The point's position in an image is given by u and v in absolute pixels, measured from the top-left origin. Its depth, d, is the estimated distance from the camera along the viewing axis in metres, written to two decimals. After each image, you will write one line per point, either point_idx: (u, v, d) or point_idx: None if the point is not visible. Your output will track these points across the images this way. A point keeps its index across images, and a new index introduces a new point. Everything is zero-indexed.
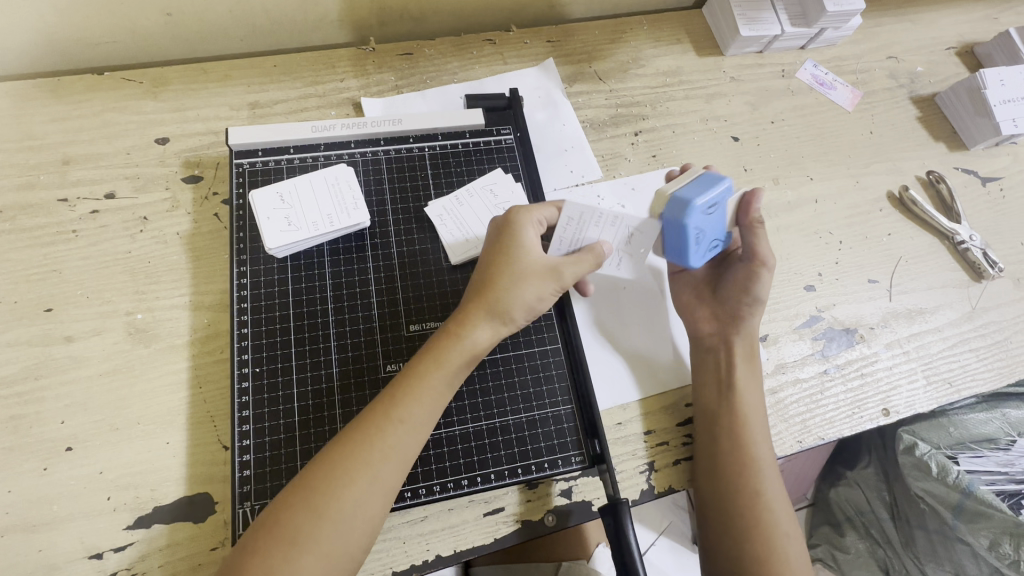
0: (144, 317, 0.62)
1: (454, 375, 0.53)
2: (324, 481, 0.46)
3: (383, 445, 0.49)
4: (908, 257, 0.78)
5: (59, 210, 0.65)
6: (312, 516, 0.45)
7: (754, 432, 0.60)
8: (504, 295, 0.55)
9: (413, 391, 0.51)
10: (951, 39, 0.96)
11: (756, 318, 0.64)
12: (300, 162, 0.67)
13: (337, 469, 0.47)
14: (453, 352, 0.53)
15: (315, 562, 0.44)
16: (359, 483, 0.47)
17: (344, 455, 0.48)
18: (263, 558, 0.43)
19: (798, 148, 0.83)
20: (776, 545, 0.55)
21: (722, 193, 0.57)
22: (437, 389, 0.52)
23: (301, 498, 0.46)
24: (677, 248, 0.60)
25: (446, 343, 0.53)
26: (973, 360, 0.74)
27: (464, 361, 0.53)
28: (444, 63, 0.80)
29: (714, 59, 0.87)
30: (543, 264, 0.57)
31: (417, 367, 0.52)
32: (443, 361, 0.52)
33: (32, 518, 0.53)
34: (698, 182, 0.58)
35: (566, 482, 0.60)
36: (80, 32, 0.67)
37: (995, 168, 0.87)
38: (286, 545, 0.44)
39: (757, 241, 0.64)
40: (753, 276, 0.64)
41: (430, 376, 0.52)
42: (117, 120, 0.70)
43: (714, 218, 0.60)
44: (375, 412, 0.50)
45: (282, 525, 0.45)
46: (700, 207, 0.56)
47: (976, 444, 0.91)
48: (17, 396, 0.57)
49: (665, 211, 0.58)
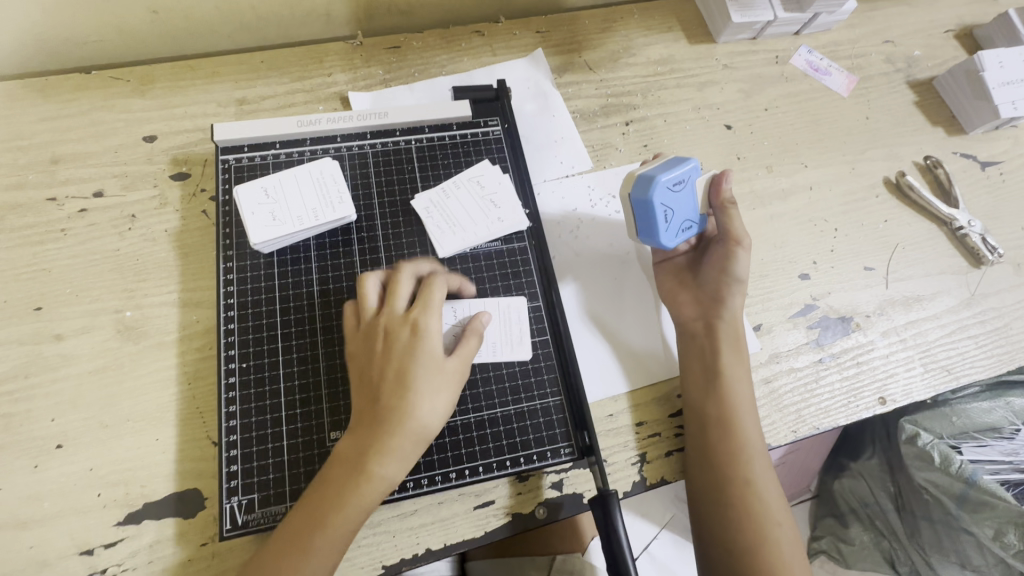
0: (133, 315, 0.62)
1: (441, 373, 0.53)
2: (332, 487, 0.49)
3: (382, 450, 0.50)
4: (905, 245, 0.77)
5: (48, 210, 0.65)
6: (323, 523, 0.49)
7: (745, 419, 0.59)
8: (427, 333, 0.54)
9: (367, 432, 0.51)
10: (949, 22, 0.94)
11: (737, 299, 0.64)
12: (286, 157, 0.67)
13: (344, 474, 0.50)
14: (434, 352, 0.53)
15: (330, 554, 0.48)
16: (338, 520, 0.49)
17: (348, 462, 0.50)
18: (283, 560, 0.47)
19: (792, 135, 0.82)
20: (769, 535, 0.54)
21: (687, 171, 0.62)
22: (390, 428, 0.51)
23: (312, 506, 0.49)
24: (648, 228, 0.63)
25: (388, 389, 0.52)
26: (972, 347, 0.72)
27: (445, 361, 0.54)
28: (432, 55, 0.79)
29: (707, 46, 0.86)
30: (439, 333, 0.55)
31: (406, 370, 0.52)
32: (392, 400, 0.52)
33: (23, 515, 0.53)
34: (664, 165, 0.63)
35: (557, 474, 0.60)
36: (66, 31, 0.67)
37: (995, 151, 0.85)
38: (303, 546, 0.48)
39: (732, 221, 0.66)
40: (730, 255, 0.64)
41: (421, 379, 0.52)
42: (105, 118, 0.70)
43: (684, 197, 0.63)
44: (370, 419, 0.51)
45: (299, 532, 0.48)
46: (665, 183, 0.61)
47: (980, 434, 0.89)
48: (8, 393, 0.57)
49: (632, 190, 0.62)
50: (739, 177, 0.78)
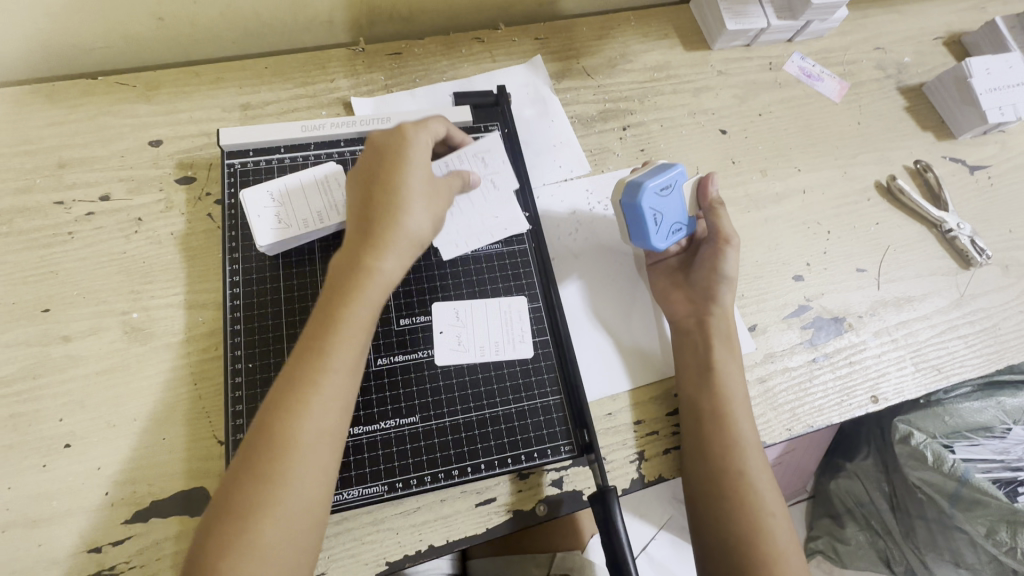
0: (140, 316, 0.63)
1: (371, 309, 0.52)
2: (268, 450, 0.46)
3: (316, 400, 0.48)
4: (896, 246, 0.79)
5: (55, 213, 0.66)
6: (270, 487, 0.45)
7: (739, 413, 0.60)
8: (396, 221, 0.54)
9: (327, 340, 0.49)
10: (938, 29, 0.96)
11: (728, 296, 0.65)
12: (291, 162, 0.68)
13: (277, 434, 0.46)
14: (366, 286, 0.52)
15: (280, 528, 0.45)
16: (304, 441, 0.47)
17: (278, 419, 0.47)
18: (225, 537, 0.44)
19: (786, 140, 0.84)
20: (764, 524, 0.55)
21: (674, 176, 0.64)
22: (354, 333, 0.51)
23: (250, 469, 0.46)
24: (639, 232, 0.64)
25: (350, 286, 0.52)
26: (962, 347, 0.74)
27: (380, 293, 0.53)
28: (433, 61, 0.81)
29: (702, 53, 0.88)
30: (424, 188, 0.57)
31: (334, 312, 0.50)
32: (353, 299, 0.51)
33: (32, 514, 0.54)
34: (652, 171, 0.65)
35: (557, 472, 0.61)
36: (73, 37, 0.68)
37: (983, 156, 0.87)
38: (244, 520, 0.44)
39: (720, 221, 0.68)
40: (719, 254, 0.66)
41: (349, 319, 0.50)
42: (112, 123, 0.71)
43: (673, 201, 0.65)
44: (295, 372, 0.48)
45: (240, 501, 0.45)
46: (652, 188, 0.63)
47: (972, 433, 0.91)
48: (16, 394, 0.58)
49: (623, 196, 0.65)
50: (734, 181, 0.80)
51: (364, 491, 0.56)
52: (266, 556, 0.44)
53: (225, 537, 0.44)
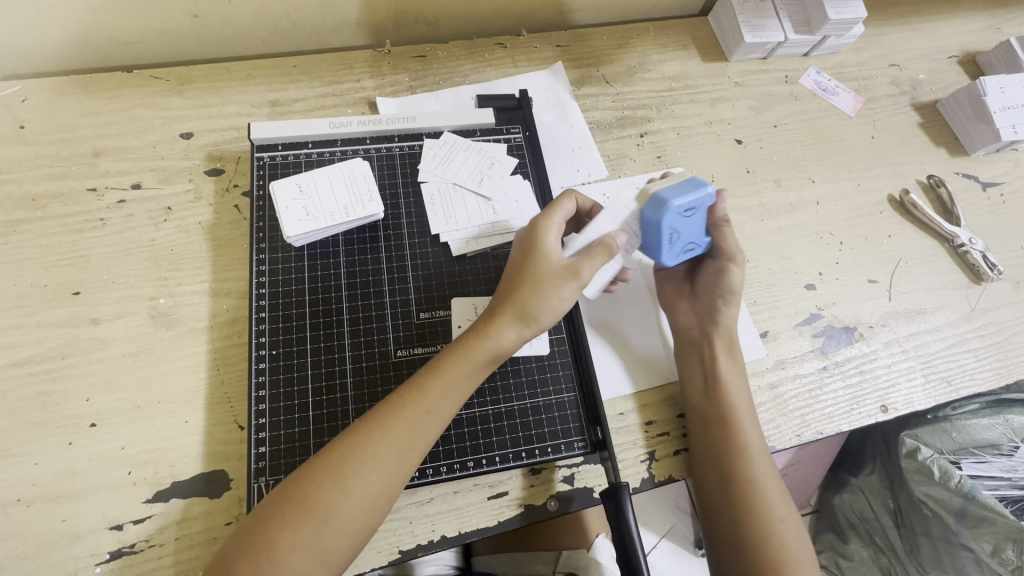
0: (166, 302, 0.64)
1: (477, 374, 0.54)
2: (349, 462, 0.48)
3: (410, 437, 0.50)
4: (908, 259, 0.80)
5: (88, 199, 0.68)
6: (339, 493, 0.47)
7: (745, 422, 0.61)
8: (526, 292, 0.56)
9: (438, 382, 0.52)
10: (953, 48, 0.97)
11: (732, 310, 0.66)
12: (317, 157, 0.70)
13: (361, 452, 0.48)
14: (480, 348, 0.54)
15: (337, 531, 0.46)
16: (382, 464, 0.48)
17: (367, 439, 0.49)
18: (290, 530, 0.45)
19: (800, 151, 0.85)
20: (773, 529, 0.56)
21: (701, 198, 0.60)
22: (462, 384, 0.53)
23: (330, 475, 0.47)
24: (652, 246, 0.63)
25: (473, 340, 0.54)
26: (972, 360, 0.75)
27: (488, 359, 0.54)
28: (457, 65, 0.83)
29: (719, 65, 0.89)
30: (556, 269, 0.57)
31: (443, 360, 0.54)
32: (468, 354, 0.54)
33: (58, 489, 0.55)
34: (678, 185, 0.61)
35: (569, 468, 0.62)
36: (112, 32, 0.70)
37: (996, 173, 0.88)
38: (311, 518, 0.46)
39: (726, 241, 0.66)
40: (723, 272, 0.66)
41: (456, 372, 0.53)
42: (145, 115, 0.73)
43: (692, 221, 0.63)
44: (393, 403, 0.51)
45: (310, 499, 0.46)
46: (677, 208, 0.59)
47: (979, 450, 0.91)
48: (45, 372, 0.60)
49: (644, 207, 0.60)
50: (748, 190, 0.81)
51: None
52: (319, 554, 0.45)
53: (287, 528, 0.45)
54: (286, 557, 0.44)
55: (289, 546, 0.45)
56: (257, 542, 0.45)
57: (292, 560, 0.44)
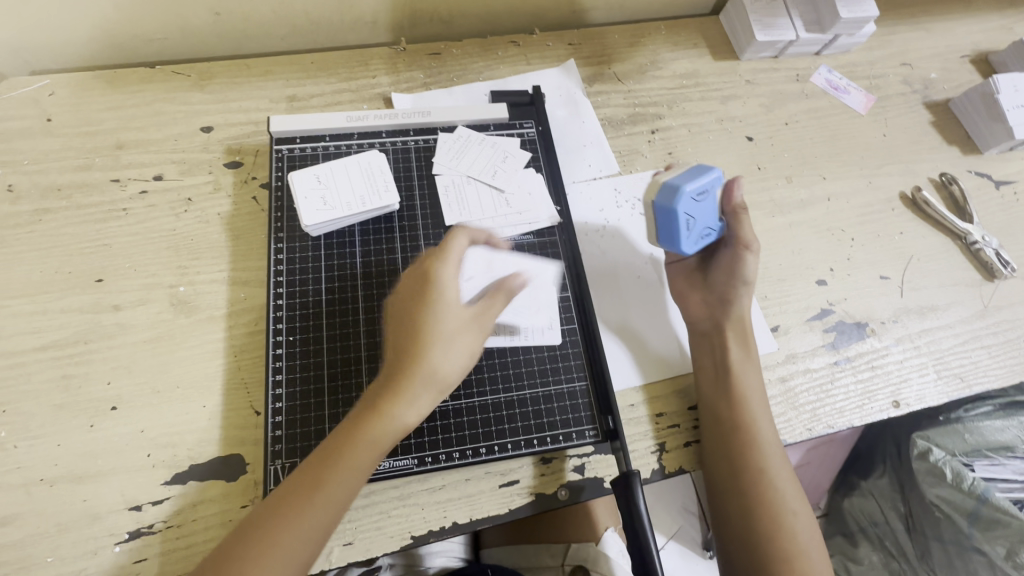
0: (186, 290, 0.66)
1: (428, 398, 0.52)
2: (301, 493, 0.48)
3: (358, 467, 0.49)
4: (920, 256, 0.80)
5: (111, 190, 0.70)
6: (289, 526, 0.47)
7: (757, 413, 0.61)
8: (444, 340, 0.53)
9: (386, 408, 0.51)
10: (966, 47, 0.97)
11: (744, 300, 0.66)
12: (334, 149, 0.71)
13: (320, 483, 0.48)
14: (426, 371, 0.52)
15: (291, 558, 0.46)
16: (332, 492, 0.48)
17: (326, 471, 0.49)
18: (241, 569, 0.45)
19: (812, 149, 0.85)
20: (784, 519, 0.56)
21: (710, 181, 0.62)
22: (412, 407, 0.51)
23: (281, 510, 0.47)
24: (669, 234, 0.63)
25: (422, 364, 0.52)
26: (985, 357, 0.74)
27: (438, 383, 0.53)
28: (470, 62, 0.84)
29: (730, 63, 0.90)
30: (455, 310, 0.54)
31: (392, 384, 0.52)
32: (415, 382, 0.51)
33: (79, 470, 0.57)
34: (688, 172, 0.63)
35: (580, 458, 0.62)
36: (137, 28, 0.72)
37: (1009, 172, 0.88)
38: (266, 549, 0.46)
39: (741, 226, 0.67)
40: (736, 258, 0.66)
41: (403, 399, 0.51)
42: (167, 109, 0.75)
43: (705, 206, 0.64)
44: (351, 434, 0.50)
45: (262, 534, 0.46)
46: (689, 193, 0.61)
47: (993, 452, 0.90)
48: (68, 356, 0.61)
49: (657, 197, 0.62)
50: (759, 186, 0.81)
51: (393, 463, 0.58)
52: None
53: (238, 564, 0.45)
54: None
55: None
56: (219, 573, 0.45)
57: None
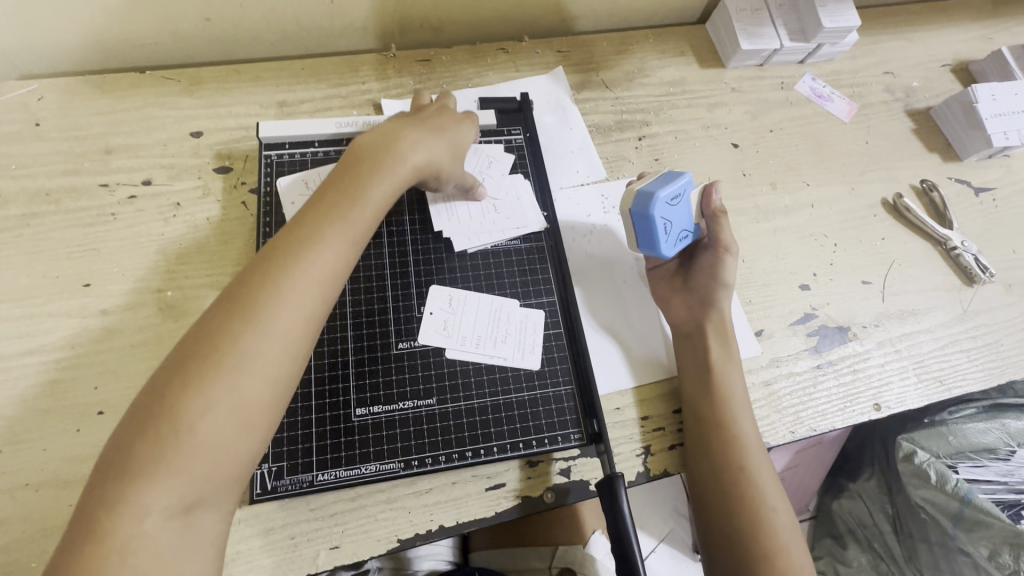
0: (174, 295, 0.66)
1: (348, 235, 0.50)
2: (212, 343, 0.43)
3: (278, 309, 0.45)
4: (902, 261, 0.81)
5: (100, 195, 0.70)
6: (208, 382, 0.42)
7: (738, 413, 0.62)
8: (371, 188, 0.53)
9: (305, 247, 0.48)
10: (947, 57, 0.99)
11: (725, 301, 0.68)
12: (323, 155, 0.72)
13: (227, 361, 0.43)
14: (348, 214, 0.51)
15: (204, 452, 0.41)
16: (249, 338, 0.44)
17: (224, 337, 0.43)
18: (160, 429, 0.40)
19: (796, 155, 0.87)
20: (766, 518, 0.57)
21: (682, 185, 0.63)
22: (335, 244, 0.49)
23: (195, 363, 0.43)
24: (648, 240, 0.64)
25: (342, 207, 0.51)
26: (964, 360, 0.76)
27: (358, 228, 0.51)
28: (460, 68, 0.85)
29: (716, 71, 0.91)
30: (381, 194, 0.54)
31: (305, 228, 0.49)
32: (337, 223, 0.50)
33: (65, 475, 0.57)
34: (661, 179, 0.64)
35: (565, 461, 0.63)
36: (126, 34, 0.73)
37: (988, 179, 0.90)
38: (168, 438, 0.41)
39: (721, 229, 0.70)
40: (718, 262, 0.68)
41: (323, 238, 0.49)
42: (156, 114, 0.75)
43: (680, 209, 0.65)
44: (252, 303, 0.45)
45: (175, 393, 0.42)
46: (663, 198, 0.62)
47: (976, 454, 0.92)
48: (54, 361, 0.61)
49: (633, 204, 0.63)
50: (744, 192, 0.83)
51: (380, 467, 0.58)
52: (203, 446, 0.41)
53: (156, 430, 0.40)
54: (151, 489, 0.39)
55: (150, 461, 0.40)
56: (116, 473, 0.40)
57: (160, 492, 0.40)
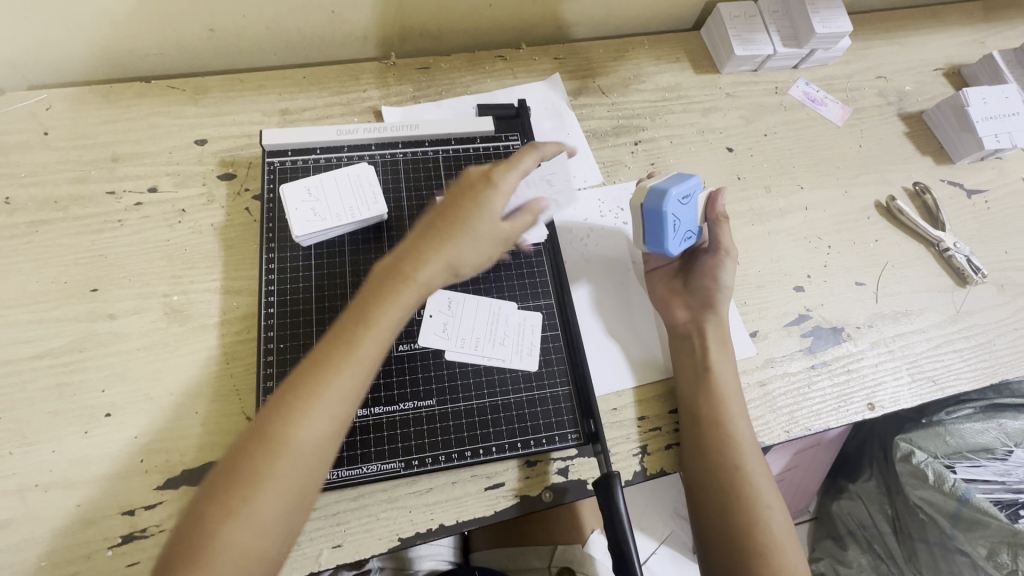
0: (180, 299, 0.67)
1: (402, 311, 0.52)
2: (285, 412, 0.46)
3: (338, 384, 0.48)
4: (895, 263, 0.82)
5: (107, 202, 0.71)
6: (277, 453, 0.45)
7: (733, 412, 0.63)
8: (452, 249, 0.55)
9: (363, 326, 0.50)
10: (939, 61, 1.01)
11: (723, 304, 0.69)
12: (325, 162, 0.73)
13: (289, 416, 0.46)
14: (407, 290, 0.52)
15: (271, 512, 0.44)
16: (313, 416, 0.46)
17: (303, 408, 0.46)
18: (235, 493, 0.44)
19: (790, 159, 0.88)
20: (761, 515, 0.58)
21: (692, 185, 0.65)
22: (393, 322, 0.51)
23: (267, 435, 0.45)
24: (656, 236, 0.65)
25: (400, 282, 0.52)
26: (957, 360, 0.77)
27: (414, 298, 0.52)
28: (459, 76, 0.86)
29: (711, 76, 0.93)
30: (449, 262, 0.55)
31: (368, 305, 0.51)
32: (396, 298, 0.51)
33: (74, 476, 0.58)
34: (673, 178, 0.66)
35: (563, 460, 0.64)
36: (132, 44, 0.74)
37: (981, 181, 0.91)
38: (244, 497, 0.44)
39: (722, 233, 0.72)
40: (718, 265, 0.70)
41: (383, 315, 0.50)
42: (162, 122, 0.77)
43: (687, 210, 0.67)
44: (328, 377, 0.47)
45: (246, 462, 0.45)
46: (675, 196, 0.64)
47: (974, 454, 0.92)
48: (62, 364, 0.63)
49: (644, 200, 0.65)
50: (738, 196, 0.84)
51: (380, 467, 0.60)
52: (271, 507, 0.44)
53: (236, 489, 0.44)
54: (227, 532, 0.43)
55: (232, 511, 0.43)
56: (196, 532, 0.43)
57: (237, 535, 0.43)
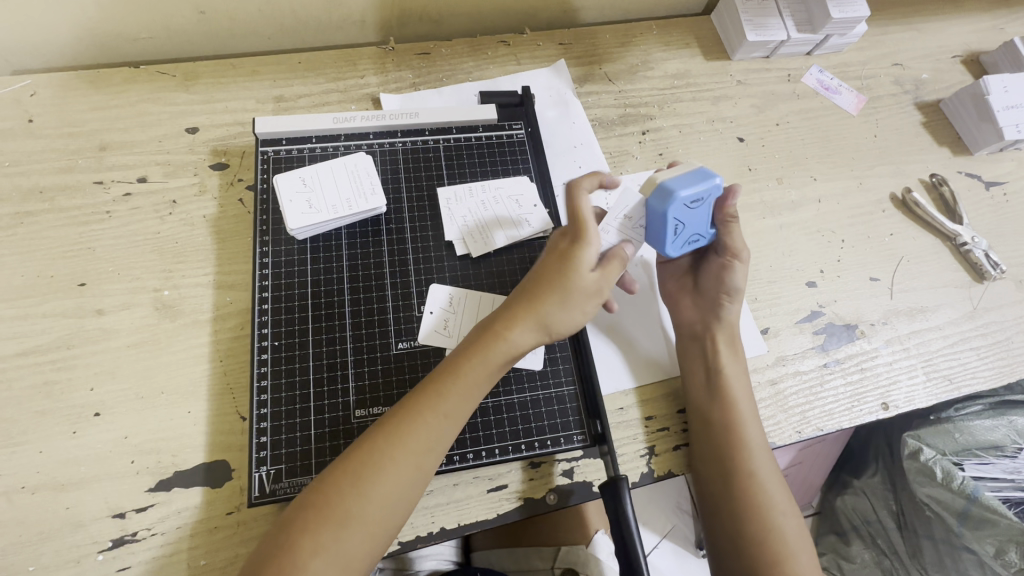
0: (171, 294, 0.65)
1: (491, 374, 0.54)
2: (375, 460, 0.49)
3: (428, 440, 0.51)
4: (910, 257, 0.80)
5: (94, 192, 0.69)
6: (359, 498, 0.47)
7: (746, 418, 0.61)
8: (545, 303, 0.55)
9: (457, 385, 0.53)
10: (957, 48, 0.97)
11: (735, 306, 0.66)
12: (321, 151, 0.71)
13: (381, 467, 0.49)
14: (496, 350, 0.54)
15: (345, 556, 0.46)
16: (402, 466, 0.49)
17: (394, 459, 0.49)
18: (315, 536, 0.46)
19: (802, 149, 0.85)
20: (773, 524, 0.56)
21: (709, 189, 0.57)
22: (478, 383, 0.54)
23: (353, 480, 0.48)
24: (655, 236, 0.60)
25: (490, 341, 0.54)
26: (974, 359, 0.74)
27: (503, 360, 0.54)
28: (460, 62, 0.83)
29: (721, 63, 0.89)
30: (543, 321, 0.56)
31: (461, 362, 0.53)
32: (485, 358, 0.54)
33: (62, 477, 0.56)
34: (689, 175, 0.57)
35: (568, 462, 0.62)
36: (119, 28, 0.71)
37: (999, 173, 0.88)
38: (325, 539, 0.46)
39: (733, 236, 0.65)
40: (727, 268, 0.65)
41: (471, 373, 0.53)
42: (152, 110, 0.74)
43: (698, 212, 0.59)
44: (420, 432, 0.50)
45: (332, 504, 0.47)
46: (683, 199, 0.56)
47: (982, 451, 0.89)
48: (49, 362, 0.60)
49: (650, 197, 0.58)
50: (750, 188, 0.81)
51: None
52: (346, 551, 0.46)
53: (315, 528, 0.46)
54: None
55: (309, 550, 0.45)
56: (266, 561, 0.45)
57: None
